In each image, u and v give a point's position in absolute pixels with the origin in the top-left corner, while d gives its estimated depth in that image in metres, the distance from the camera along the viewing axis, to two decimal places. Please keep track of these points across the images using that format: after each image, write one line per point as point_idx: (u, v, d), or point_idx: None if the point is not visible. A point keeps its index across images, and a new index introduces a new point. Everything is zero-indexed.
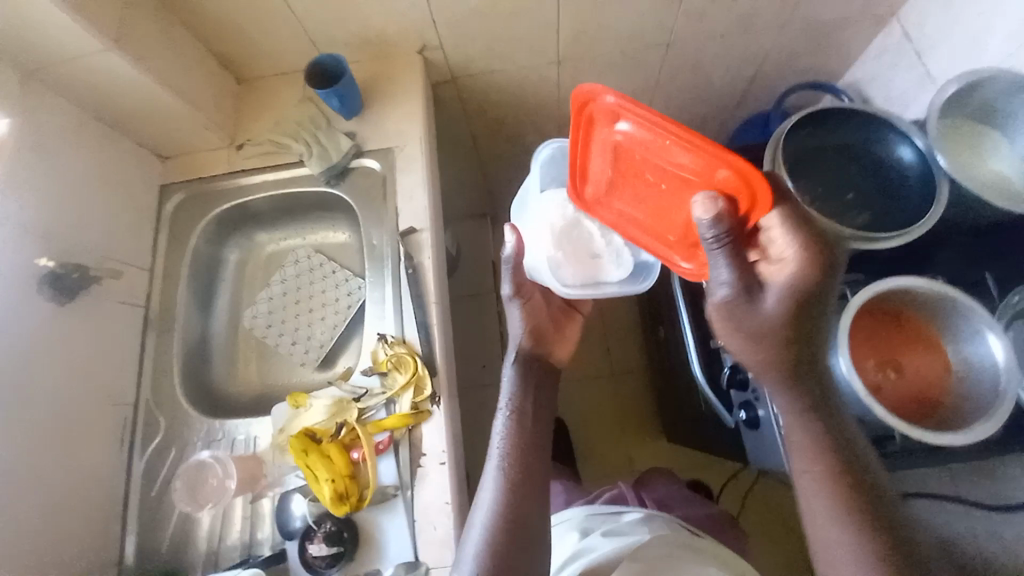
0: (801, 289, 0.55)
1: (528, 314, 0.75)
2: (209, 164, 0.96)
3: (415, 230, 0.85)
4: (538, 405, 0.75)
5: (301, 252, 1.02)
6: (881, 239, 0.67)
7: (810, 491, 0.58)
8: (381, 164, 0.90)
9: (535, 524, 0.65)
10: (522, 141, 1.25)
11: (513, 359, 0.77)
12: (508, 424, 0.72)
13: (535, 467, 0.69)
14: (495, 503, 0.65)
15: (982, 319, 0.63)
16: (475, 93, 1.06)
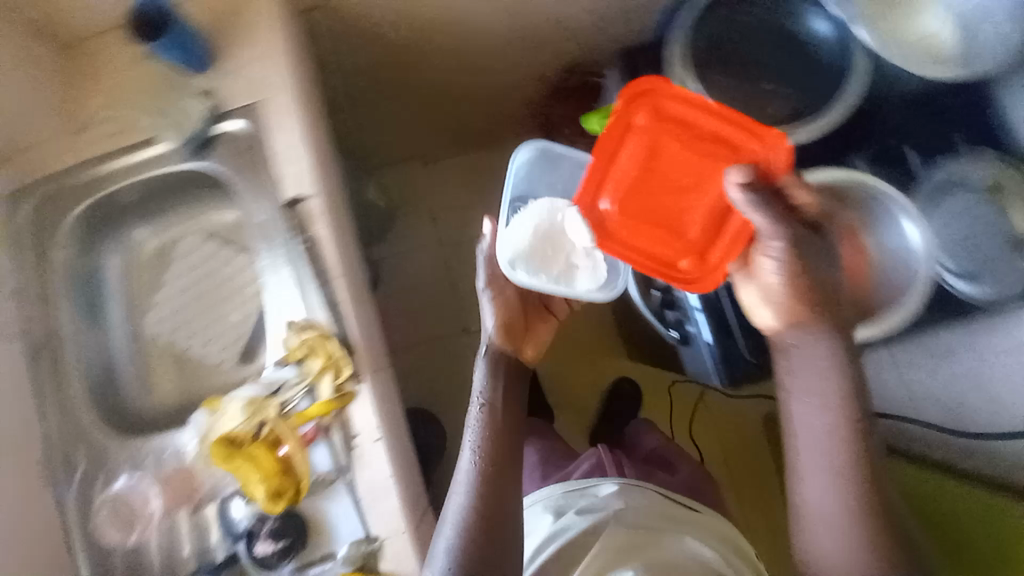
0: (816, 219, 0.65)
1: (498, 309, 0.85)
2: (55, 155, 0.80)
3: (303, 198, 0.74)
4: (508, 398, 0.82)
5: (190, 240, 0.89)
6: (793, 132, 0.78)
7: (820, 489, 0.65)
8: (250, 127, 0.77)
9: (502, 510, 0.72)
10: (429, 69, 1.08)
11: (483, 352, 0.84)
12: (482, 419, 0.79)
13: (506, 458, 0.76)
14: (468, 495, 0.72)
15: (899, 210, 0.76)
16: (355, 21, 0.90)
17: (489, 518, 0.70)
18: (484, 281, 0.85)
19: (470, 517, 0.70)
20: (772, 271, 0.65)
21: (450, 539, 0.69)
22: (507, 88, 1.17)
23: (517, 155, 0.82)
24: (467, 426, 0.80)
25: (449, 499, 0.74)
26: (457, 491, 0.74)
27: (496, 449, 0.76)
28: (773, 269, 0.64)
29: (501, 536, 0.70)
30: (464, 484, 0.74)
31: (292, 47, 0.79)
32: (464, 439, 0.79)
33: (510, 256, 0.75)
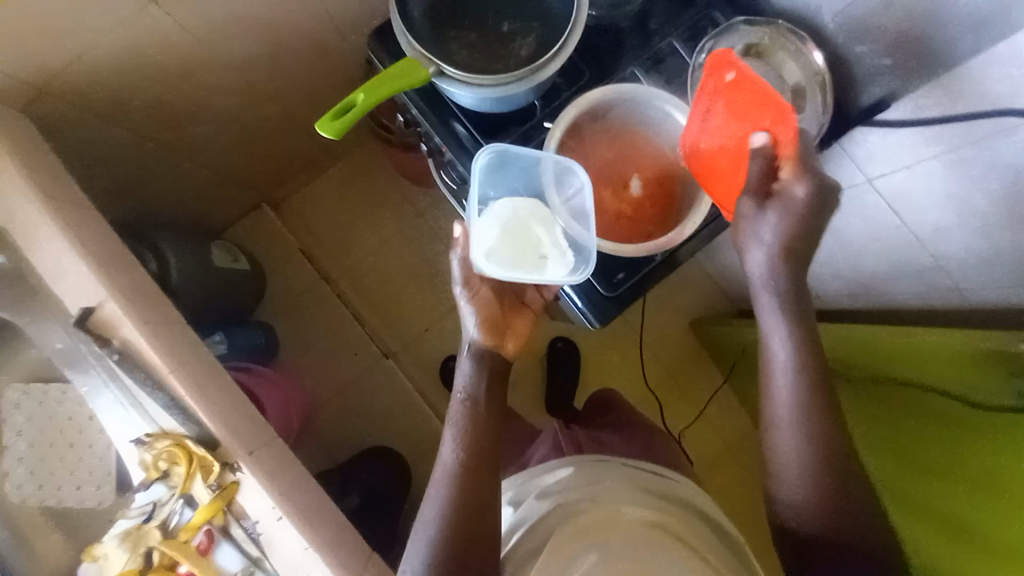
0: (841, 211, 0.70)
1: (480, 306, 0.76)
2: None
3: (93, 308, 0.66)
4: (491, 389, 0.78)
5: (10, 395, 0.78)
6: (544, 67, 0.62)
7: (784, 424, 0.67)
8: (4, 257, 0.68)
9: (474, 503, 0.71)
10: (218, 117, 0.96)
11: (467, 352, 0.78)
12: (463, 413, 0.76)
13: (486, 449, 0.75)
14: (446, 488, 0.72)
15: None
16: (91, 96, 0.78)
17: (466, 510, 0.70)
18: (459, 283, 0.75)
19: (450, 509, 0.70)
20: (760, 240, 0.66)
21: (431, 535, 0.69)
22: (313, 101, 1.08)
23: (478, 156, 0.70)
24: (449, 418, 0.77)
25: (429, 495, 0.73)
26: (436, 489, 0.73)
27: (473, 445, 0.74)
28: (770, 228, 0.65)
29: (472, 547, 0.68)
30: (444, 479, 0.73)
31: (18, 155, 0.69)
32: (445, 431, 0.76)
33: (481, 253, 0.69)
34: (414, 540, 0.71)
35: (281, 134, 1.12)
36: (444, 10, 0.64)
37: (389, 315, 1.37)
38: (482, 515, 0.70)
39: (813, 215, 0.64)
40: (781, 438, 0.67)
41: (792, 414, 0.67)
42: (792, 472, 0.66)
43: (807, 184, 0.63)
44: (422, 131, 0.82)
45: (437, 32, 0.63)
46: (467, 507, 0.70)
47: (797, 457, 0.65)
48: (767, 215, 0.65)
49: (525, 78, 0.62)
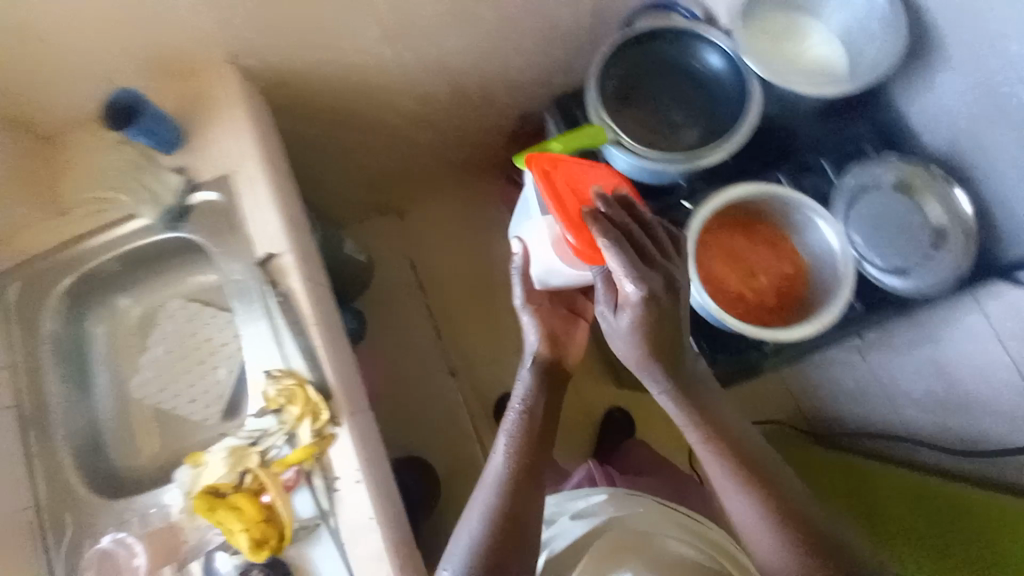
0: (647, 319, 0.60)
1: (540, 320, 0.85)
2: (37, 240, 0.84)
3: (274, 255, 0.80)
4: (547, 405, 0.81)
5: (173, 305, 0.93)
6: (708, 153, 0.71)
7: (731, 496, 0.67)
8: (220, 195, 0.82)
9: (525, 514, 0.71)
10: (389, 127, 1.13)
11: (529, 364, 0.84)
12: (517, 423, 0.78)
13: (537, 460, 0.76)
14: (493, 495, 0.72)
15: (879, 221, 0.77)
16: (315, 93, 0.97)
17: (512, 517, 0.70)
18: (520, 297, 0.84)
19: (495, 516, 0.70)
20: (623, 338, 0.63)
21: (474, 536, 0.69)
22: (465, 136, 1.25)
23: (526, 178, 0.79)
24: (502, 429, 0.78)
25: (475, 498, 0.73)
26: (482, 493, 0.73)
27: (527, 454, 0.75)
28: (629, 321, 0.61)
29: (514, 553, 0.68)
30: (492, 482, 0.74)
31: (253, 120, 0.85)
32: (495, 442, 0.78)
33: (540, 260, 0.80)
34: (458, 535, 0.72)
35: (427, 155, 1.29)
36: (632, 91, 0.74)
37: (464, 336, 1.45)
38: (529, 517, 0.71)
39: (660, 319, 0.60)
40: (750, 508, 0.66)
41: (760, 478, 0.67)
42: (761, 540, 0.65)
43: (635, 301, 0.59)
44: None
45: (622, 106, 0.74)
46: (515, 514, 0.70)
47: (757, 530, 0.65)
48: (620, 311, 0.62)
49: (681, 166, 0.71)
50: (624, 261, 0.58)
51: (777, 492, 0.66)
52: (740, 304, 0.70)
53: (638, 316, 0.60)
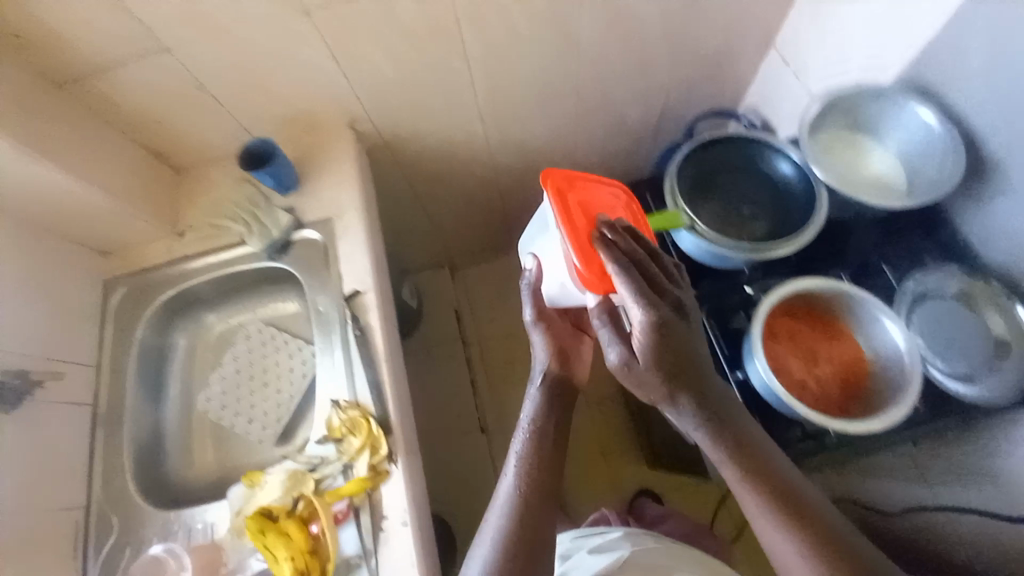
0: (659, 347, 0.59)
1: (551, 338, 0.77)
2: (152, 255, 0.95)
3: (359, 292, 0.87)
4: (558, 427, 0.74)
5: (251, 327, 1.00)
6: (778, 247, 0.75)
7: (774, 536, 0.58)
8: (320, 233, 0.92)
9: (540, 546, 0.64)
10: (462, 190, 1.25)
11: (538, 381, 0.77)
12: (526, 444, 0.72)
13: (550, 483, 0.69)
14: (504, 517, 0.66)
15: (942, 325, 0.77)
16: (408, 156, 1.09)
17: (526, 544, 0.63)
18: (530, 313, 0.77)
19: (506, 543, 0.63)
20: (642, 374, 0.61)
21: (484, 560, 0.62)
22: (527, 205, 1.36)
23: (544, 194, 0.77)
24: (511, 450, 0.72)
25: (486, 521, 0.67)
26: (494, 513, 0.67)
27: (540, 476, 0.68)
28: (644, 350, 0.59)
29: None
30: (502, 504, 0.67)
31: (358, 173, 0.96)
32: (506, 464, 0.71)
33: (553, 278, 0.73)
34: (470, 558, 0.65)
35: (488, 218, 1.40)
36: (705, 185, 0.82)
37: (500, 393, 1.45)
38: (542, 540, 0.64)
39: (672, 344, 0.59)
40: (799, 552, 0.57)
41: (808, 518, 0.58)
42: None
43: (642, 326, 0.59)
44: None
45: (695, 196, 0.81)
46: (526, 534, 0.64)
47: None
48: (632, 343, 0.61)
49: (751, 253, 0.75)
50: (631, 285, 0.59)
51: (831, 537, 0.57)
52: (806, 390, 0.72)
53: (651, 343, 0.59)
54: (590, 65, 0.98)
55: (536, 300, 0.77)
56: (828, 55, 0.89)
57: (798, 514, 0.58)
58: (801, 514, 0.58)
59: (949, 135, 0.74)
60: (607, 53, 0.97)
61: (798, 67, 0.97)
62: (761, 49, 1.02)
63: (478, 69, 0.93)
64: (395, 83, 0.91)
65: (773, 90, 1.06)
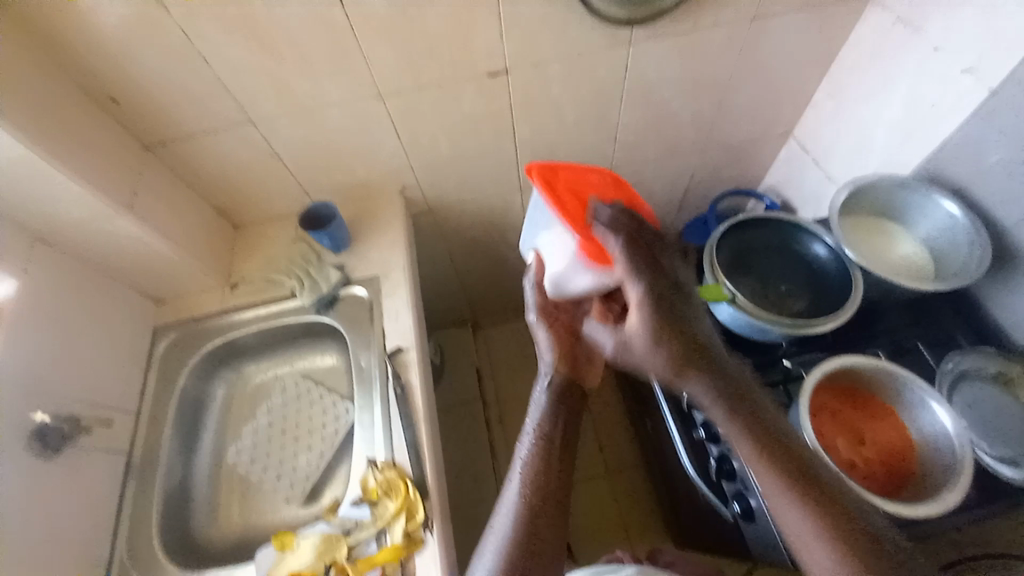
0: (658, 316, 0.55)
1: (556, 338, 0.72)
2: (203, 305, 0.99)
3: (402, 349, 0.89)
4: (566, 432, 0.69)
5: (288, 379, 1.02)
6: (819, 324, 0.76)
7: (803, 541, 0.51)
8: (367, 291, 0.96)
9: (548, 568, 0.60)
10: (493, 253, 1.31)
11: (545, 385, 0.72)
12: (532, 450, 0.67)
13: (557, 492, 0.63)
14: (507, 522, 0.61)
15: (986, 407, 0.77)
16: (449, 220, 1.16)
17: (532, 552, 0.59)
18: (533, 312, 0.72)
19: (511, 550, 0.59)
20: (644, 358, 0.58)
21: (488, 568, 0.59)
22: None
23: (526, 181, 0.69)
24: (515, 455, 0.67)
25: (490, 526, 0.63)
26: (501, 515, 0.63)
27: (544, 485, 0.63)
28: (642, 326, 0.56)
29: None
30: (506, 508, 0.63)
31: (406, 236, 1.02)
32: (510, 469, 0.67)
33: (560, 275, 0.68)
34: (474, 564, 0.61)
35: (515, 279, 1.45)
36: (741, 263, 0.86)
37: None
38: (549, 549, 0.60)
39: (670, 315, 0.55)
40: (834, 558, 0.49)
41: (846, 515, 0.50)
42: None
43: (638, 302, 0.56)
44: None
45: (733, 274, 0.85)
46: (528, 543, 0.60)
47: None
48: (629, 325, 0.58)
49: (792, 328, 0.77)
50: (626, 254, 0.56)
51: (874, 538, 0.49)
52: (854, 471, 0.71)
53: (650, 323, 0.55)
54: (627, 148, 1.06)
55: (540, 292, 0.71)
56: (850, 144, 0.97)
57: (833, 512, 0.50)
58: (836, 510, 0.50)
59: (973, 224, 0.78)
60: (642, 138, 1.05)
61: (819, 155, 1.05)
62: (781, 138, 1.11)
63: (525, 149, 1.01)
64: (448, 157, 0.99)
65: (792, 173, 1.14)
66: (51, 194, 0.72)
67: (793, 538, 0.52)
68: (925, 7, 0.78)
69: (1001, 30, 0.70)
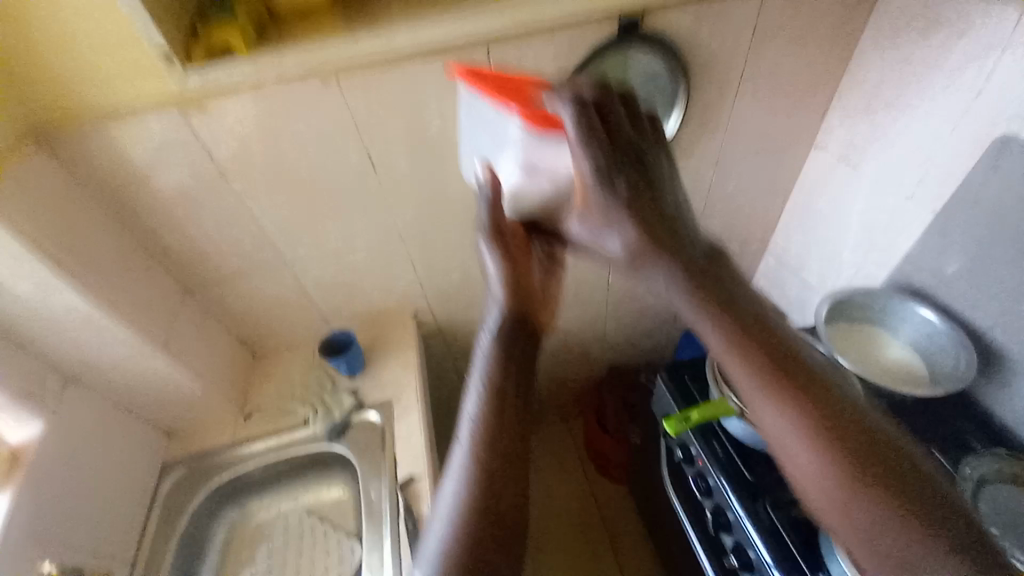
0: (610, 183, 0.48)
1: (504, 259, 0.57)
2: (215, 437, 0.98)
3: (412, 477, 0.86)
4: (518, 380, 0.53)
5: (293, 517, 0.97)
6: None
7: (814, 461, 0.43)
8: (381, 416, 0.97)
9: (514, 556, 0.45)
10: None
11: (489, 327, 0.56)
12: (481, 403, 0.51)
13: (516, 452, 0.49)
14: (459, 490, 0.47)
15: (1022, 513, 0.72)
16: (457, 339, 1.21)
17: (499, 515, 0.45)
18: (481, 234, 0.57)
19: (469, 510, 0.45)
20: (598, 232, 0.52)
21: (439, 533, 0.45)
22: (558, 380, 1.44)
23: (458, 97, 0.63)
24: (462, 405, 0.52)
25: (441, 495, 0.48)
26: (453, 463, 0.49)
27: (500, 445, 0.48)
28: (612, 212, 0.50)
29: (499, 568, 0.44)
30: (456, 474, 0.48)
31: (418, 356, 1.05)
32: (454, 428, 0.51)
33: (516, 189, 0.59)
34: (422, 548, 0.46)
35: None
36: None
37: None
38: (512, 515, 0.46)
39: (627, 176, 0.49)
40: (828, 462, 0.43)
41: (848, 421, 0.44)
42: (870, 520, 0.41)
43: (588, 162, 0.48)
44: (694, 468, 0.88)
45: None
46: (490, 515, 0.45)
47: (873, 509, 0.41)
48: (596, 195, 0.49)
49: None
50: (579, 122, 0.48)
51: (880, 438, 0.43)
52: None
53: (618, 195, 0.49)
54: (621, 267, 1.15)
55: (490, 207, 0.58)
56: (822, 254, 1.06)
57: (830, 412, 0.45)
58: (835, 413, 0.44)
59: (955, 331, 0.82)
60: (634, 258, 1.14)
61: (796, 266, 1.14)
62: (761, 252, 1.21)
63: None
64: (457, 283, 1.08)
65: (773, 282, 1.22)
66: (93, 336, 0.77)
67: (797, 441, 0.44)
68: (859, 146, 0.90)
69: (933, 167, 0.79)
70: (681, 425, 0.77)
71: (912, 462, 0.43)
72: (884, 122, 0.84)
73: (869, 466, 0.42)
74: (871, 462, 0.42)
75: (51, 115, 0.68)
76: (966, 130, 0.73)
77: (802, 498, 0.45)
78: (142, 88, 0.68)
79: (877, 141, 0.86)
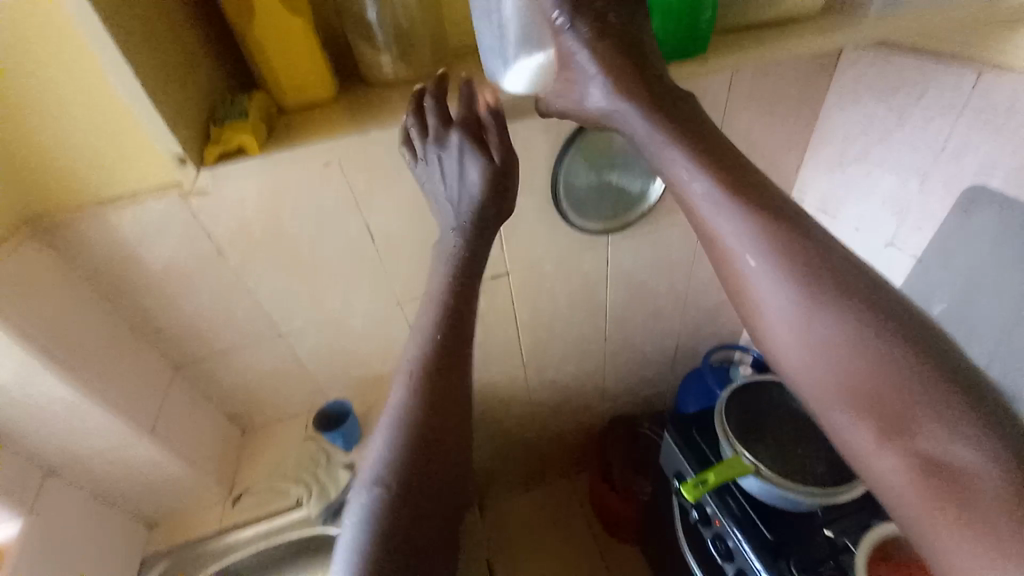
0: (597, 40, 0.53)
1: (463, 125, 0.61)
2: (200, 524, 0.92)
3: None
4: (461, 306, 0.61)
5: None
6: (844, 492, 0.76)
7: (776, 292, 0.48)
8: None
9: (449, 457, 0.56)
10: (499, 426, 1.30)
11: (437, 199, 0.64)
12: (427, 330, 0.61)
13: (452, 372, 0.59)
14: (402, 401, 0.58)
15: None
16: None
17: (411, 483, 0.53)
18: (440, 126, 0.60)
19: (386, 479, 0.53)
20: (585, 86, 0.55)
21: (366, 497, 0.52)
22: (560, 434, 1.40)
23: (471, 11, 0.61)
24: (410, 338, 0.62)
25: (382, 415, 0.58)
26: (386, 418, 0.58)
27: (436, 370, 0.58)
28: (585, 60, 0.54)
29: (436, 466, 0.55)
30: (403, 380, 0.59)
31: None
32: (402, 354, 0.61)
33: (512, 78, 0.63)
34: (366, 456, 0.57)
35: (522, 450, 1.41)
36: (753, 427, 0.83)
37: None
38: (451, 421, 0.57)
39: (609, 33, 0.53)
40: (808, 311, 0.46)
41: (833, 270, 0.46)
42: (847, 359, 0.44)
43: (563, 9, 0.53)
44: (712, 529, 0.85)
45: (750, 440, 0.81)
46: (427, 428, 0.56)
47: (840, 356, 0.44)
48: (565, 45, 0.54)
49: (817, 500, 0.75)
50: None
51: (833, 272, 0.46)
52: None
53: (591, 34, 0.53)
54: (617, 318, 1.16)
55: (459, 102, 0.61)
56: None
57: (804, 248, 0.47)
58: (820, 265, 0.47)
59: None
60: (629, 309, 1.15)
61: None
62: None
63: (524, 330, 1.09)
64: None
65: None
66: (75, 426, 0.73)
67: (778, 290, 0.47)
68: (837, 197, 0.95)
69: (908, 215, 0.84)
70: (697, 493, 0.74)
71: (884, 293, 0.45)
72: (856, 175, 0.90)
73: (856, 310, 0.44)
74: (854, 307, 0.44)
75: (49, 204, 0.69)
76: (935, 183, 0.78)
77: (768, 350, 0.50)
78: (144, 173, 0.70)
79: (856, 192, 0.91)
